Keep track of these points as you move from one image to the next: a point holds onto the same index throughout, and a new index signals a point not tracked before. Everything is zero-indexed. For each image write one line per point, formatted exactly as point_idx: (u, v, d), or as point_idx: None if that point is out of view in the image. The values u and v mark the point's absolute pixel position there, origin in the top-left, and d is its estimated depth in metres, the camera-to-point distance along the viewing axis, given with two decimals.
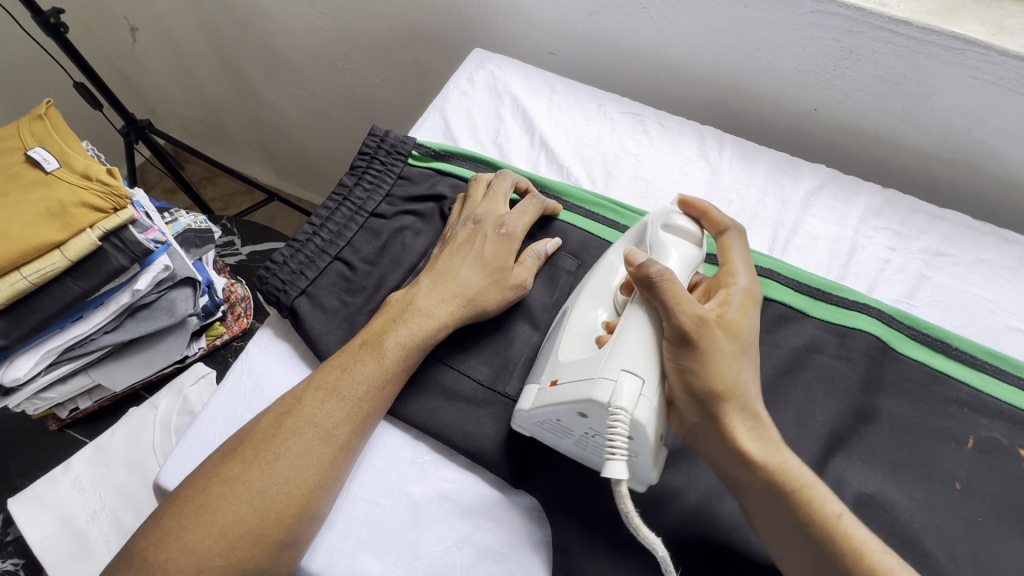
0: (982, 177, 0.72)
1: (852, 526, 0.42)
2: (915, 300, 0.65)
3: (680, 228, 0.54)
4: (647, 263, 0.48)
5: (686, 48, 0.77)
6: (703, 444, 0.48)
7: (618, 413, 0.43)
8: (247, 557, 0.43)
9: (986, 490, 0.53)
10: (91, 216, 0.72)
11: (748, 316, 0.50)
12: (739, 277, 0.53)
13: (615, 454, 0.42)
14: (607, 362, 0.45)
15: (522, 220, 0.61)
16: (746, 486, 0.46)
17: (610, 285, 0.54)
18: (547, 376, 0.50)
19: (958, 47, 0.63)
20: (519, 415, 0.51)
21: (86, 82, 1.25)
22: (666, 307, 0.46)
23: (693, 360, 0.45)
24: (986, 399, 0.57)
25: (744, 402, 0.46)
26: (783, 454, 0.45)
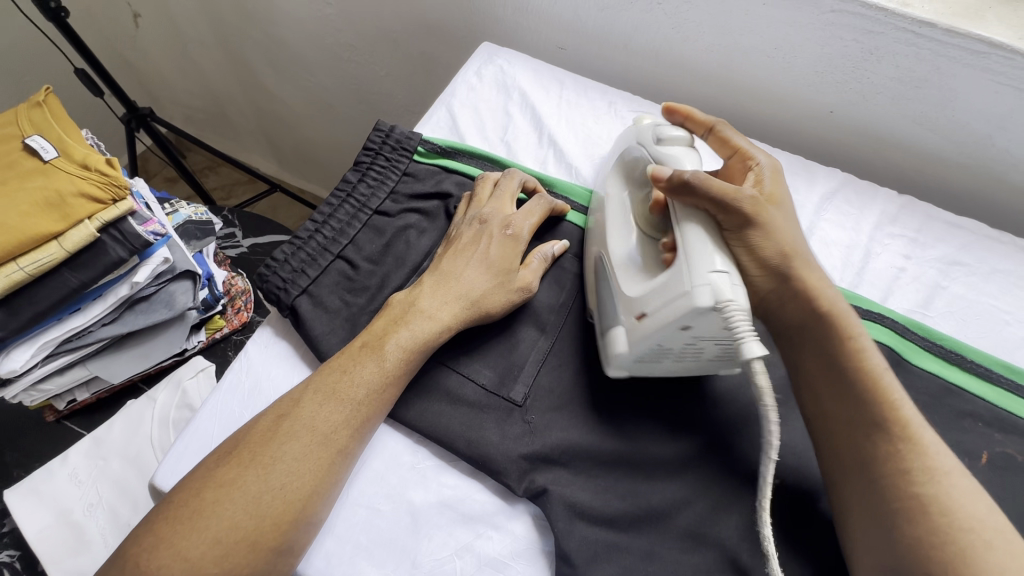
0: (999, 185, 0.71)
1: (891, 380, 0.47)
2: (929, 310, 0.63)
3: (672, 137, 0.55)
4: (678, 173, 0.48)
5: (700, 46, 0.75)
6: (773, 308, 0.53)
7: (728, 304, 0.42)
8: (242, 564, 0.42)
9: (1000, 508, 0.52)
10: (89, 207, 0.70)
11: (780, 183, 0.54)
12: (757, 155, 0.56)
13: (744, 336, 0.42)
14: (690, 275, 0.44)
15: (529, 220, 0.59)
16: (806, 336, 0.51)
17: (629, 213, 0.57)
18: (627, 314, 0.50)
19: (983, 51, 0.61)
20: (617, 359, 0.51)
21: (87, 68, 1.23)
22: (721, 203, 0.48)
23: (760, 235, 0.50)
24: (1001, 413, 0.56)
25: (802, 259, 0.52)
26: (842, 304, 0.51)
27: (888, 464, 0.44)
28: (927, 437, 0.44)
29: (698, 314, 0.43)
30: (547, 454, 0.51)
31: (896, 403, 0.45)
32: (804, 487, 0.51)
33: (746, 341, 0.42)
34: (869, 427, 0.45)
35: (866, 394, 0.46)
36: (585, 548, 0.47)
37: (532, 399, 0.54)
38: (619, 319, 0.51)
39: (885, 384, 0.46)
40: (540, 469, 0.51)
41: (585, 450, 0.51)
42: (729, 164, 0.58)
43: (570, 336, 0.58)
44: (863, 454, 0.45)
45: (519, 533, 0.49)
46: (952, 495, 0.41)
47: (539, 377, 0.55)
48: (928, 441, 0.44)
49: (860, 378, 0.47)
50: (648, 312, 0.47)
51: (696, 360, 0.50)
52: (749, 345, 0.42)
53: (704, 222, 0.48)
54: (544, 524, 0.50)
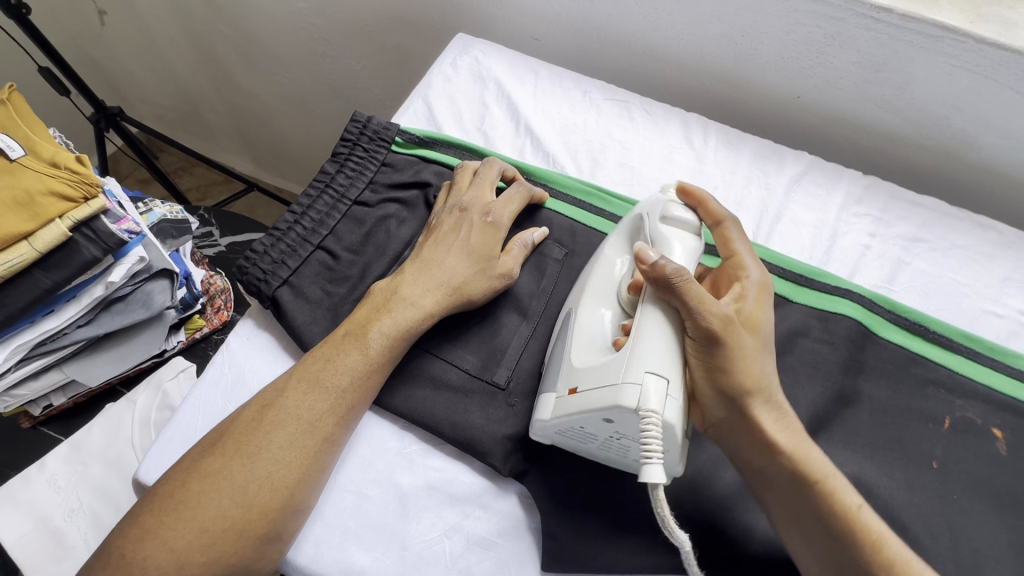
0: (958, 164, 0.74)
1: (869, 520, 0.45)
2: (894, 285, 0.66)
3: (678, 219, 0.53)
4: (661, 263, 0.47)
5: (671, 34, 0.77)
6: (725, 435, 0.50)
7: (649, 415, 0.42)
8: (229, 552, 0.43)
9: (961, 469, 0.55)
10: (59, 206, 0.69)
11: (764, 308, 0.51)
12: (751, 268, 0.53)
13: (650, 457, 0.41)
14: (625, 368, 0.44)
15: (508, 208, 0.60)
16: (769, 475, 0.48)
17: (614, 284, 0.54)
18: (563, 384, 0.48)
19: (938, 35, 0.63)
20: (540, 424, 0.49)
21: (52, 68, 1.20)
22: (690, 309, 0.46)
23: (725, 358, 0.47)
24: (963, 380, 0.59)
25: (766, 395, 0.48)
26: (806, 442, 0.48)
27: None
28: (916, 570, 0.43)
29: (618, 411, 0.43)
30: (531, 434, 0.52)
31: (879, 547, 0.44)
32: None
33: (651, 463, 0.41)
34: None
35: (845, 543, 0.44)
36: (571, 523, 0.49)
37: (515, 381, 0.55)
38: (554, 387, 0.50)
39: (863, 526, 0.44)
40: (525, 448, 0.52)
41: None
42: (722, 268, 0.55)
43: (550, 319, 0.59)
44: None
45: (506, 513, 0.50)
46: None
47: (521, 360, 0.56)
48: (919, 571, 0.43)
49: (840, 523, 0.45)
50: (579, 389, 0.46)
51: (620, 457, 0.48)
52: (652, 468, 0.41)
53: (670, 321, 0.47)
54: (530, 502, 0.51)
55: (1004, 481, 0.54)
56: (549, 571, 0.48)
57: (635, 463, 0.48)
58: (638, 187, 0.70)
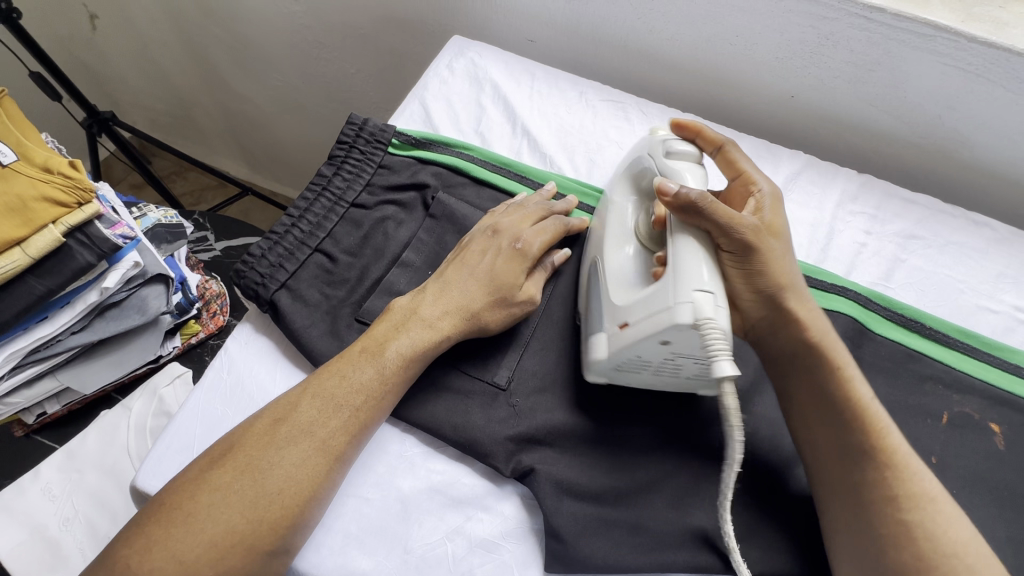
0: (951, 162, 0.74)
1: (879, 410, 0.47)
2: (890, 282, 0.67)
3: (681, 152, 0.55)
4: (683, 192, 0.48)
5: (665, 36, 0.77)
6: (763, 333, 0.53)
7: (708, 324, 0.43)
8: (236, 567, 0.42)
9: (959, 463, 0.55)
10: (53, 212, 0.69)
11: (781, 215, 0.53)
12: (760, 180, 0.55)
13: (718, 356, 0.43)
14: (675, 290, 0.45)
15: (541, 237, 0.58)
16: (796, 365, 0.51)
17: (629, 225, 0.57)
18: (610, 321, 0.50)
19: (929, 34, 0.64)
20: (596, 367, 0.51)
21: (43, 73, 1.19)
22: (722, 226, 0.48)
23: (760, 263, 0.50)
24: (961, 375, 0.59)
25: (797, 291, 0.51)
26: (831, 334, 0.51)
27: (877, 488, 0.45)
28: (917, 465, 0.45)
29: (677, 330, 0.44)
30: (533, 434, 0.52)
31: (885, 432, 0.46)
32: (779, 454, 0.53)
33: (718, 362, 0.43)
34: (858, 456, 0.46)
35: (855, 422, 0.47)
36: (574, 523, 0.48)
37: (516, 382, 0.55)
38: (601, 330, 0.51)
39: (873, 412, 0.47)
40: (526, 449, 0.52)
41: (570, 430, 0.53)
42: (732, 186, 0.57)
43: (551, 320, 0.58)
44: (851, 479, 0.46)
45: (508, 514, 0.50)
46: (938, 521, 0.43)
47: (522, 361, 0.56)
48: (916, 465, 0.45)
49: (852, 410, 0.47)
50: (630, 321, 0.48)
51: (674, 377, 0.51)
52: (721, 365, 0.43)
53: (702, 243, 0.48)
54: (532, 503, 0.51)
55: (1001, 476, 0.55)
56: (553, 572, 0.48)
57: (687, 381, 0.51)
58: None
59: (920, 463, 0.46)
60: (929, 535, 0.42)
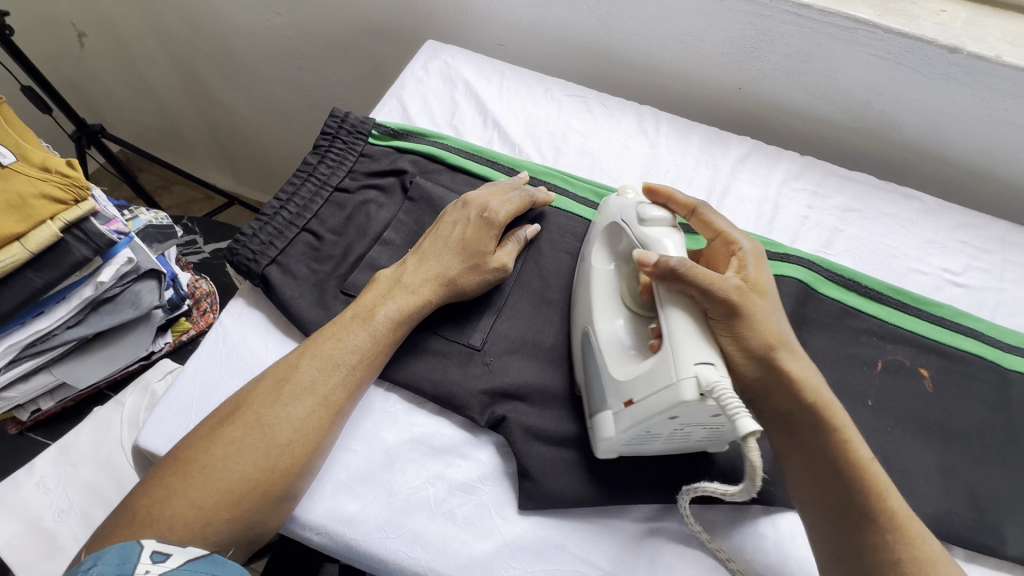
0: (883, 143, 0.82)
1: (879, 470, 0.49)
2: (831, 249, 0.73)
3: (655, 218, 0.56)
4: (665, 262, 0.50)
5: (622, 36, 0.84)
6: (760, 395, 0.53)
7: (719, 390, 0.45)
8: (252, 509, 0.47)
9: (892, 404, 0.61)
10: (51, 208, 0.73)
11: (765, 272, 0.55)
12: (740, 239, 0.57)
13: (737, 413, 0.44)
14: (677, 366, 0.46)
15: (507, 207, 0.64)
16: (797, 427, 0.51)
17: (615, 289, 0.58)
18: (614, 400, 0.51)
19: (852, 27, 0.72)
20: (607, 445, 0.52)
21: (34, 87, 1.23)
22: (706, 290, 0.49)
23: (747, 325, 0.50)
24: (894, 328, 0.66)
25: (788, 350, 0.52)
26: (829, 394, 0.51)
27: (883, 555, 0.46)
28: (916, 528, 0.47)
29: (688, 404, 0.45)
30: (506, 388, 0.57)
31: (885, 494, 0.47)
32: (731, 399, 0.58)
33: (739, 418, 0.43)
34: (863, 525, 0.47)
35: (858, 485, 0.48)
36: (544, 463, 0.53)
37: (489, 343, 0.60)
38: (605, 410, 0.52)
39: (875, 475, 0.48)
40: (501, 401, 0.56)
41: (541, 384, 0.57)
42: (712, 246, 0.59)
43: (521, 289, 0.64)
44: (855, 545, 0.47)
45: (485, 461, 0.55)
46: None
47: (495, 325, 0.61)
48: (917, 531, 0.46)
49: (854, 474, 0.48)
50: (635, 399, 0.48)
51: (681, 441, 0.52)
52: (744, 421, 0.43)
53: (690, 310, 0.50)
54: (507, 450, 0.56)
55: (929, 413, 0.61)
56: (526, 510, 0.52)
57: (694, 444, 0.52)
58: (598, 172, 0.76)
59: (921, 526, 0.47)
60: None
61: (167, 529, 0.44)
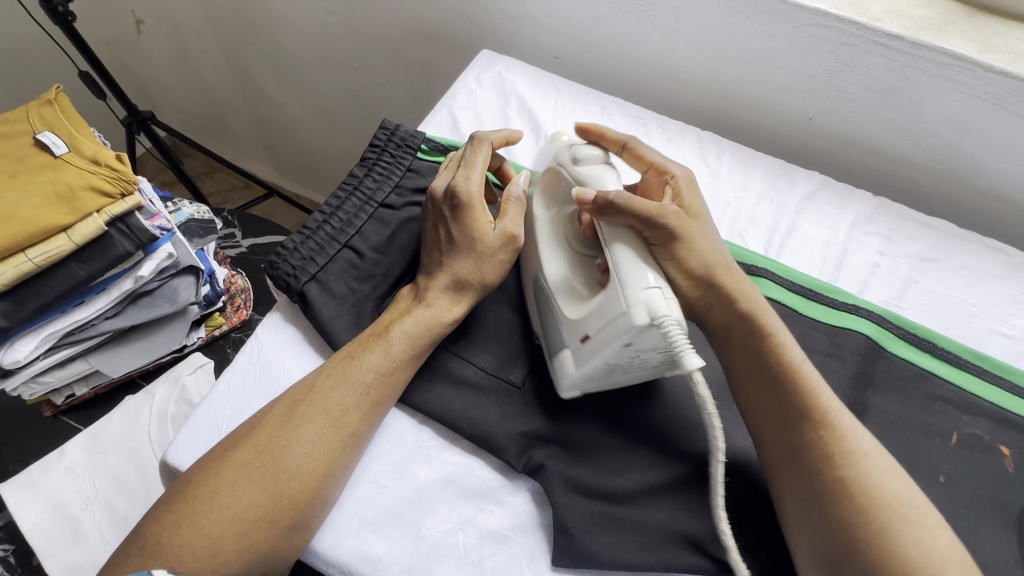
0: (965, 187, 0.76)
1: (810, 369, 0.50)
2: (903, 302, 0.67)
3: (587, 156, 0.56)
4: (602, 195, 0.50)
5: (688, 56, 0.80)
6: (701, 313, 0.55)
7: (666, 320, 0.43)
8: (263, 539, 0.45)
9: (968, 483, 0.56)
10: (98, 201, 0.72)
11: (697, 194, 0.56)
12: (671, 168, 0.58)
13: (682, 348, 0.43)
14: (625, 294, 0.45)
15: (473, 176, 0.58)
16: (737, 338, 0.53)
17: (560, 234, 0.57)
18: (571, 336, 0.51)
19: (947, 62, 0.66)
20: (568, 380, 0.52)
21: (91, 72, 1.26)
22: (644, 219, 0.49)
23: (683, 247, 0.52)
24: (971, 398, 0.60)
25: (723, 267, 0.54)
26: (761, 303, 0.53)
27: (815, 449, 0.46)
28: (846, 420, 0.47)
29: (637, 332, 0.44)
30: (544, 432, 0.54)
31: (816, 391, 0.48)
32: None
33: (684, 354, 0.43)
34: (796, 423, 0.48)
35: (789, 384, 0.49)
36: (582, 518, 0.50)
37: (530, 381, 0.57)
38: (564, 345, 0.52)
39: (804, 376, 0.49)
40: (538, 446, 0.54)
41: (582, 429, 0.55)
42: (648, 177, 0.59)
43: None
44: (792, 442, 0.48)
45: (519, 508, 0.52)
46: (872, 473, 0.45)
47: (535, 361, 0.58)
48: (848, 424, 0.47)
49: (783, 375, 0.49)
50: (589, 335, 0.48)
51: (642, 368, 0.51)
52: (687, 357, 0.43)
53: (631, 238, 0.49)
54: (543, 498, 0.53)
55: (1009, 498, 0.55)
56: (560, 567, 0.49)
57: (655, 370, 0.51)
58: None
59: (853, 420, 0.48)
60: (864, 488, 0.44)
61: (176, 558, 0.43)
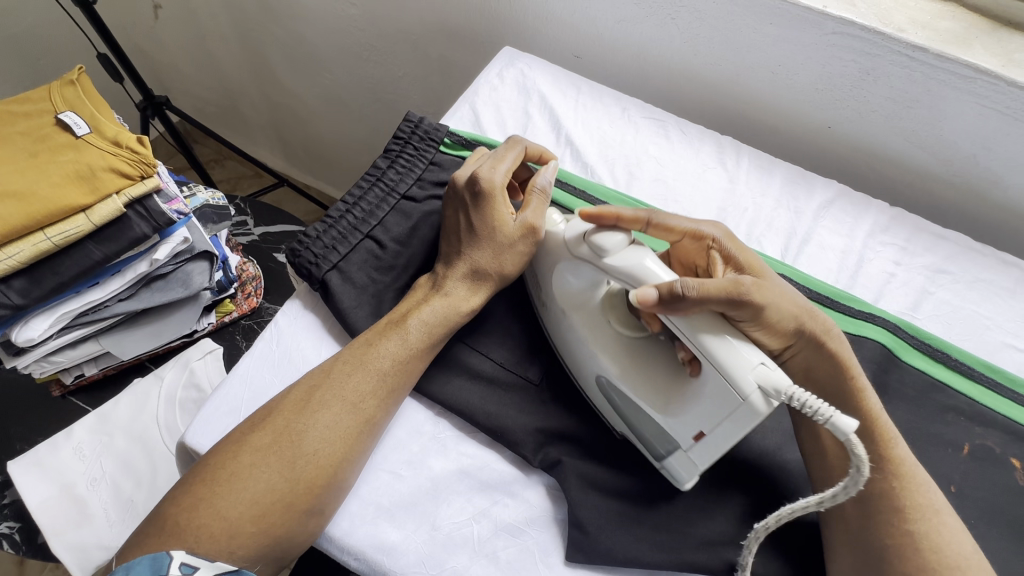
0: (981, 201, 0.76)
1: (887, 420, 0.50)
2: (917, 313, 0.68)
3: (615, 246, 0.50)
4: (669, 291, 0.45)
5: (710, 60, 0.80)
6: (785, 358, 0.53)
7: (792, 392, 0.41)
8: (279, 522, 0.45)
9: (978, 495, 0.56)
10: (118, 182, 0.72)
11: (747, 251, 0.53)
12: (707, 230, 0.53)
13: (825, 417, 0.41)
14: (735, 385, 0.43)
15: (499, 168, 0.58)
16: (816, 380, 0.52)
17: (603, 319, 0.55)
18: (679, 434, 0.48)
19: (970, 76, 0.66)
20: (691, 475, 0.49)
21: (109, 54, 1.26)
22: (727, 300, 0.46)
23: (769, 312, 0.48)
24: (984, 410, 0.60)
25: (812, 315, 0.50)
26: (846, 347, 0.52)
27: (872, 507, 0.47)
28: (920, 475, 0.48)
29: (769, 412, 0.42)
30: (560, 429, 0.55)
31: (892, 443, 0.49)
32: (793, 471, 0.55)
33: (834, 420, 0.41)
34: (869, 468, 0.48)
35: (867, 433, 0.49)
36: (596, 515, 0.50)
37: (547, 378, 0.58)
38: (674, 444, 0.49)
39: (884, 424, 0.49)
40: (554, 443, 0.54)
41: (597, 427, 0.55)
42: (682, 243, 0.55)
43: None
44: (864, 490, 0.48)
45: (534, 503, 0.52)
46: (942, 532, 0.46)
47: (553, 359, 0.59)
48: (923, 479, 0.48)
49: (864, 421, 0.49)
50: (707, 430, 0.46)
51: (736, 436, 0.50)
52: (839, 421, 0.41)
53: (717, 326, 0.45)
54: (557, 494, 0.53)
55: (1020, 510, 0.55)
56: (574, 562, 0.49)
57: None
58: (671, 203, 0.73)
59: (924, 475, 0.49)
60: (928, 547, 0.45)
61: (194, 540, 0.43)
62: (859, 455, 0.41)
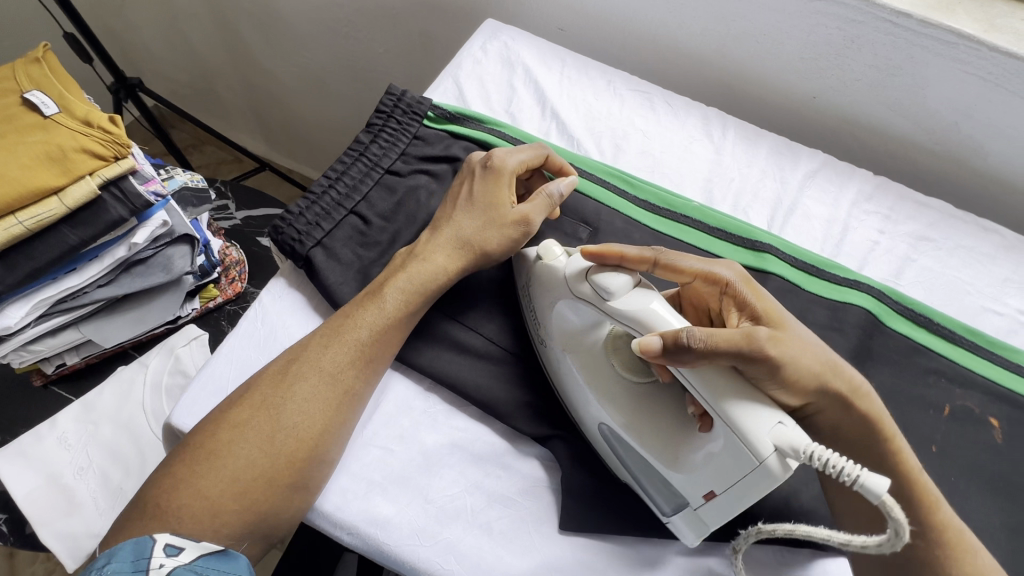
0: (963, 168, 0.77)
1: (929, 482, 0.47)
2: (900, 280, 0.69)
3: (619, 287, 0.47)
4: (673, 341, 0.43)
5: (694, 30, 0.79)
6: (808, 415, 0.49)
7: (812, 449, 0.38)
8: (263, 498, 0.45)
9: (958, 454, 0.57)
10: (90, 163, 0.70)
11: (766, 296, 0.48)
12: (722, 272, 0.48)
13: (850, 477, 0.38)
14: (750, 446, 0.40)
15: (518, 156, 0.58)
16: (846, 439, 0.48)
17: (605, 362, 0.52)
18: (688, 494, 0.45)
19: (953, 41, 0.66)
20: (697, 531, 0.46)
21: (77, 34, 1.21)
22: (737, 354, 0.42)
23: (788, 371, 0.44)
24: (965, 372, 0.61)
25: (839, 371, 0.46)
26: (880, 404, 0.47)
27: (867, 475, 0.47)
28: (965, 539, 0.46)
29: (785, 475, 0.39)
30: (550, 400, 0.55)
31: (938, 509, 0.46)
32: None
33: (862, 481, 0.37)
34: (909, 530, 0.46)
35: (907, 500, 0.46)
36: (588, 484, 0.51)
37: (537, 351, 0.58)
38: (683, 502, 0.46)
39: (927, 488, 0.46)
40: (545, 415, 0.54)
41: None
42: (694, 285, 0.51)
43: None
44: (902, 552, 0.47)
45: (526, 474, 0.53)
46: None
47: None
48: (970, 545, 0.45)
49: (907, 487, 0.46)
50: (718, 491, 0.43)
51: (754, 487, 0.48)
52: (869, 481, 0.37)
53: (727, 379, 0.42)
54: (551, 465, 0.54)
55: (997, 467, 0.57)
56: (567, 529, 0.50)
57: None
58: (658, 175, 0.73)
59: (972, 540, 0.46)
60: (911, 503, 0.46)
61: (176, 520, 0.43)
62: (895, 513, 0.37)
